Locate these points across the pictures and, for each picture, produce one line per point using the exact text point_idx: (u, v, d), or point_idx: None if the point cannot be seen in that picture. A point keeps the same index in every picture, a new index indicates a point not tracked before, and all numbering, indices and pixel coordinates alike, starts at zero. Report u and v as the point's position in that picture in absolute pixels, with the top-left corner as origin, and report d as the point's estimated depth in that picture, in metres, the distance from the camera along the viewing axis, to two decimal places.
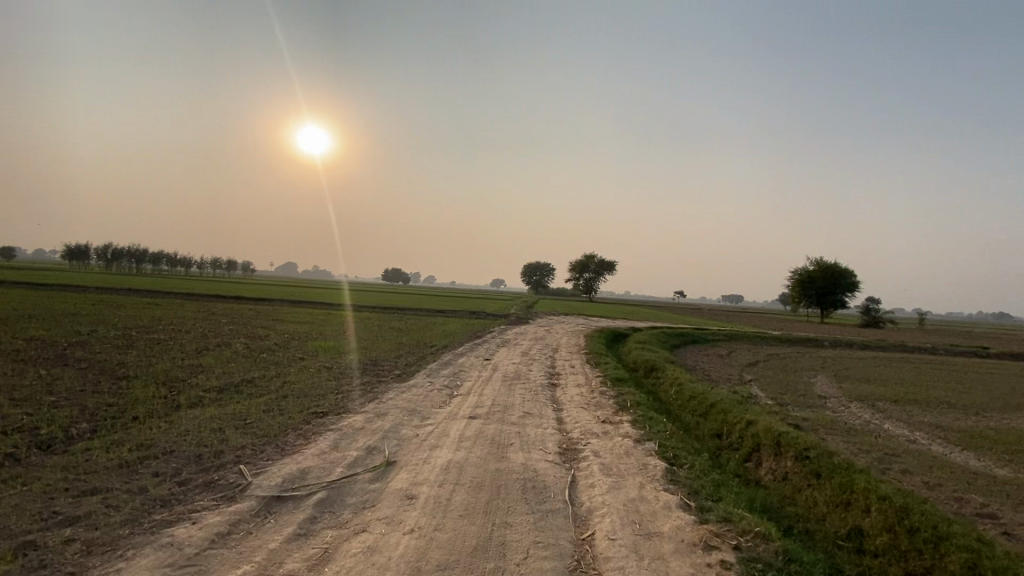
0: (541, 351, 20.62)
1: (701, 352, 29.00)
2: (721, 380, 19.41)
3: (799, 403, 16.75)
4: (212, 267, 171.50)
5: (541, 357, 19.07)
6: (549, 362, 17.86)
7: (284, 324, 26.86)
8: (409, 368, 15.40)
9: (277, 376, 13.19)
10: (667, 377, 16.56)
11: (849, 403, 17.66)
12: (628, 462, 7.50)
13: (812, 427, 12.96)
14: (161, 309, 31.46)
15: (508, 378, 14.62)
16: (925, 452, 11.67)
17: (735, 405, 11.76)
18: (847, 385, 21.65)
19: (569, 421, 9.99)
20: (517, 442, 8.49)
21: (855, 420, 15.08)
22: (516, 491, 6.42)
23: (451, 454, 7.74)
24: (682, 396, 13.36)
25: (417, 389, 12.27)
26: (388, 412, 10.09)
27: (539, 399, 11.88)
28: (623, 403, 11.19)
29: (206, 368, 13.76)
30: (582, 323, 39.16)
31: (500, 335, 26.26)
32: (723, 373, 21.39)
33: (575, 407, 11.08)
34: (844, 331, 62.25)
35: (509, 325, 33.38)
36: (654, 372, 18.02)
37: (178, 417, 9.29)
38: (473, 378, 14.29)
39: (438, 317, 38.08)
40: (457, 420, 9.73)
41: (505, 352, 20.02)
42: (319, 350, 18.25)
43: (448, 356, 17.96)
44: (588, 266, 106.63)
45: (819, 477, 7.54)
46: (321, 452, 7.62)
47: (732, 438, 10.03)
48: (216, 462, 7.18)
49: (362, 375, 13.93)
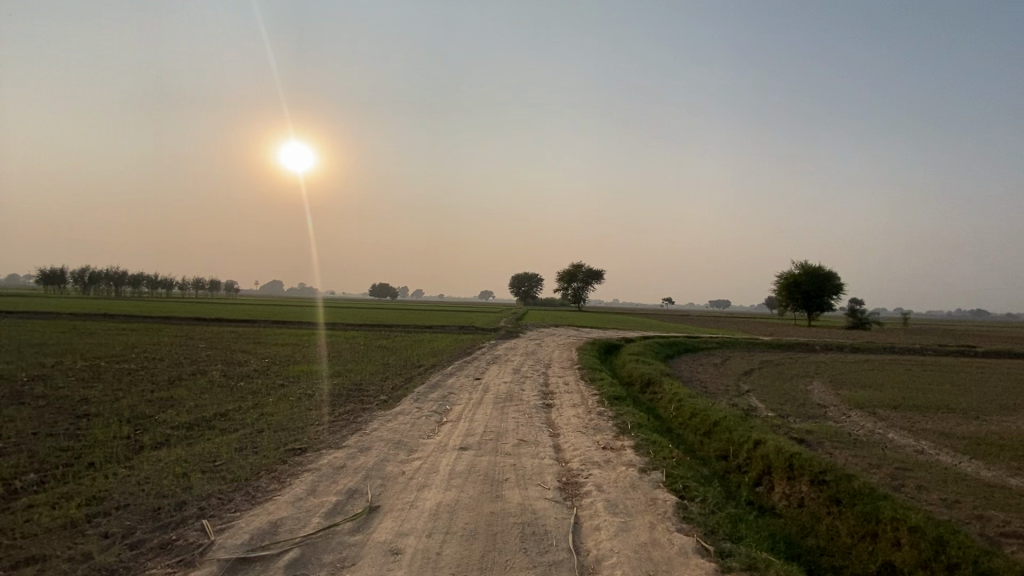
0: (532, 367, 19.97)
1: (694, 361, 28.54)
2: (718, 392, 18.90)
3: (799, 414, 16.28)
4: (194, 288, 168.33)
5: (533, 374, 18.40)
6: (541, 380, 17.20)
7: (265, 347, 25.82)
8: (396, 392, 14.65)
9: (253, 408, 12.34)
10: (665, 392, 15.98)
11: (849, 411, 17.25)
12: (634, 497, 6.88)
13: (818, 441, 12.45)
14: (135, 335, 30.19)
15: (500, 400, 13.93)
16: (936, 464, 11.21)
17: (738, 422, 11.20)
18: (844, 391, 21.29)
19: (567, 448, 9.35)
20: (513, 477, 7.82)
21: (859, 430, 14.64)
22: (514, 540, 5.75)
23: (441, 495, 7.06)
24: (682, 413, 12.79)
25: (404, 417, 11.54)
26: (372, 445, 9.36)
27: (533, 423, 11.21)
28: (622, 425, 10.57)
29: (177, 401, 12.87)
30: (572, 334, 38.60)
31: (490, 351, 25.57)
32: (719, 384, 20.90)
33: (572, 432, 10.44)
34: (831, 334, 62.55)
35: (499, 340, 32.64)
36: (650, 387, 17.43)
37: (139, 462, 8.47)
38: (463, 402, 13.59)
39: (425, 333, 37.22)
40: (447, 452, 9.02)
41: (496, 370, 19.32)
42: (300, 375, 17.38)
43: (436, 377, 17.21)
44: (576, 276, 106.47)
45: (839, 504, 6.98)
46: (296, 499, 6.86)
47: (740, 460, 9.45)
48: (175, 516, 6.39)
49: (345, 403, 13.13)
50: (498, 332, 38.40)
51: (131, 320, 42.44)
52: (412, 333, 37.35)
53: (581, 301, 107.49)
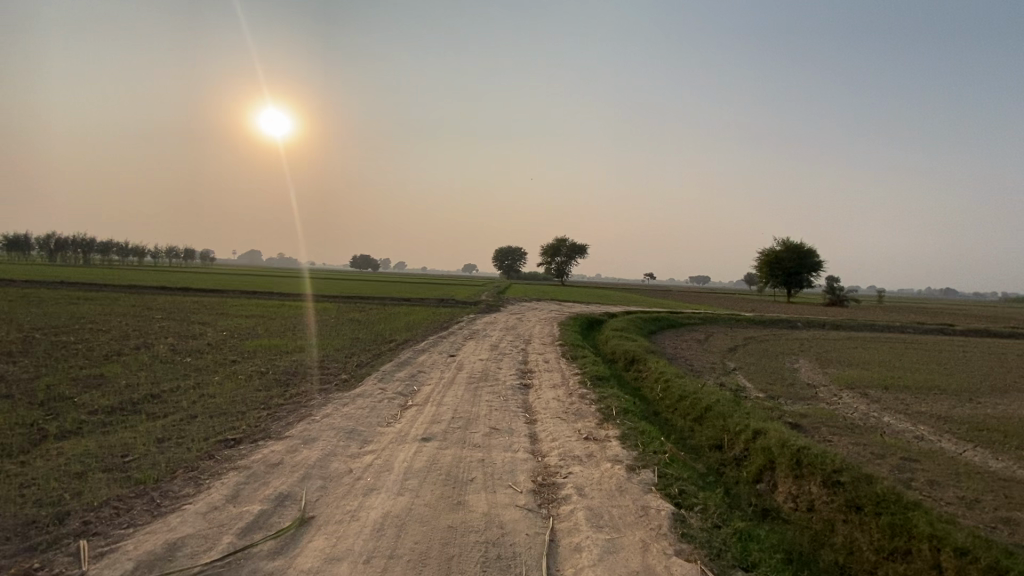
0: (512, 343, 18.82)
1: (678, 337, 27.70)
2: (705, 371, 17.99)
3: (790, 394, 15.48)
4: (167, 256, 163.14)
5: (511, 351, 17.21)
6: (520, 358, 16.04)
7: (227, 319, 24.14)
8: (359, 371, 13.33)
9: (193, 389, 10.94)
10: (651, 371, 14.98)
11: (840, 392, 16.53)
12: (622, 505, 5.76)
13: (813, 427, 11.57)
14: (87, 304, 28.19)
15: (473, 380, 12.74)
16: (940, 453, 10.44)
17: (733, 408, 10.20)
18: (832, 370, 20.67)
19: (545, 439, 8.20)
20: (480, 476, 6.63)
21: (853, 413, 13.87)
22: (474, 568, 4.57)
23: (391, 502, 5.84)
24: (670, 397, 11.78)
25: (364, 400, 10.27)
26: (320, 435, 8.08)
27: (508, 408, 10.05)
28: (607, 412, 9.46)
29: (106, 380, 11.40)
30: (554, 309, 37.54)
31: (468, 326, 24.35)
32: (705, 362, 20.06)
33: (550, 418, 9.29)
34: (812, 310, 62.80)
35: (479, 313, 31.39)
36: (635, 366, 16.41)
37: (31, 457, 7.08)
38: (433, 383, 12.34)
39: (402, 306, 35.77)
40: (406, 444, 7.80)
41: (472, 346, 18.09)
42: (257, 350, 15.92)
43: (406, 353, 15.93)
44: (560, 250, 105.36)
45: (860, 512, 5.98)
46: (210, 510, 5.58)
47: (737, 452, 8.44)
48: (48, 536, 5.08)
49: (300, 383, 11.79)
50: (478, 305, 37.15)
51: (90, 289, 40.07)
52: (389, 306, 35.84)
53: (565, 275, 106.63)
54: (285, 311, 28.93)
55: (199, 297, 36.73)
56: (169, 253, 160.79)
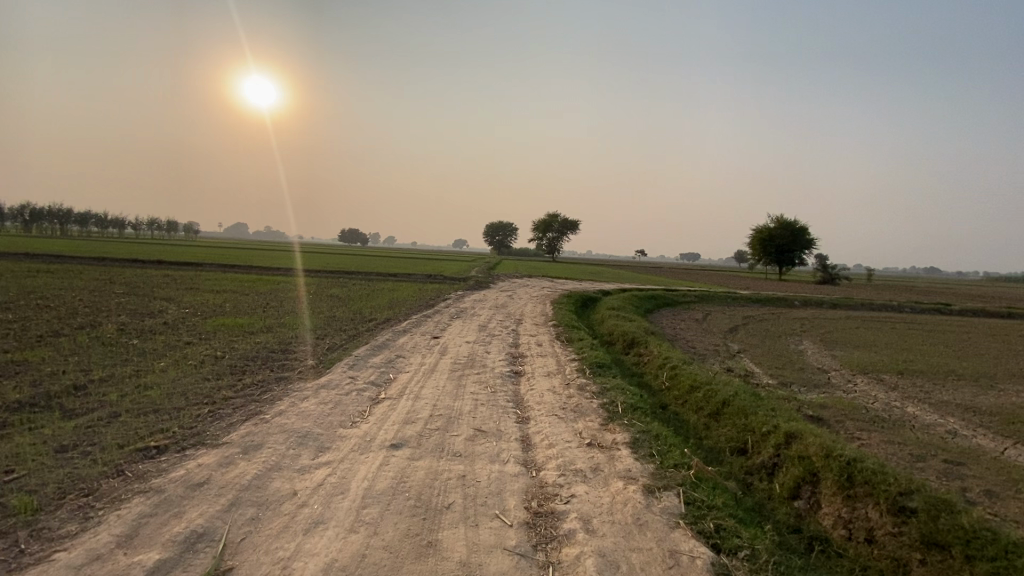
0: (501, 323, 17.39)
1: (675, 317, 26.46)
2: (709, 354, 16.71)
3: (802, 381, 14.30)
4: (148, 228, 158.67)
5: (501, 332, 15.77)
6: (510, 340, 14.61)
7: (193, 294, 22.37)
8: (329, 356, 11.82)
9: (129, 379, 9.40)
10: (653, 356, 13.65)
11: (854, 377, 15.37)
12: (644, 549, 4.40)
13: (837, 421, 10.35)
14: (43, 278, 26.14)
15: (458, 366, 11.29)
16: (981, 451, 9.30)
17: (754, 403, 8.87)
18: (840, 353, 19.54)
19: (540, 445, 6.81)
20: (458, 502, 5.22)
21: (873, 402, 12.72)
22: None
23: (338, 546, 4.43)
24: (679, 388, 10.44)
25: (327, 394, 8.79)
26: (265, 442, 6.61)
27: (496, 403, 8.64)
28: (612, 409, 8.05)
29: (28, 367, 9.79)
30: (545, 286, 36.13)
31: (455, 303, 22.84)
32: (707, 343, 18.82)
33: (546, 418, 7.89)
34: (804, 288, 62.13)
35: (467, 290, 29.81)
36: (635, 351, 15.05)
37: None
38: (412, 370, 10.88)
39: (387, 282, 34.05)
40: (370, 454, 6.37)
41: (458, 326, 16.60)
42: (218, 330, 14.32)
43: (385, 335, 14.43)
44: (552, 227, 103.46)
45: (946, 554, 4.73)
46: (90, 562, 4.13)
47: (766, 458, 7.12)
48: None
49: (258, 371, 10.27)
50: (467, 282, 35.58)
51: (56, 262, 37.77)
52: (372, 282, 34.12)
53: (556, 252, 105.16)
54: (260, 287, 27.13)
55: (171, 270, 34.74)
56: (150, 226, 156.42)
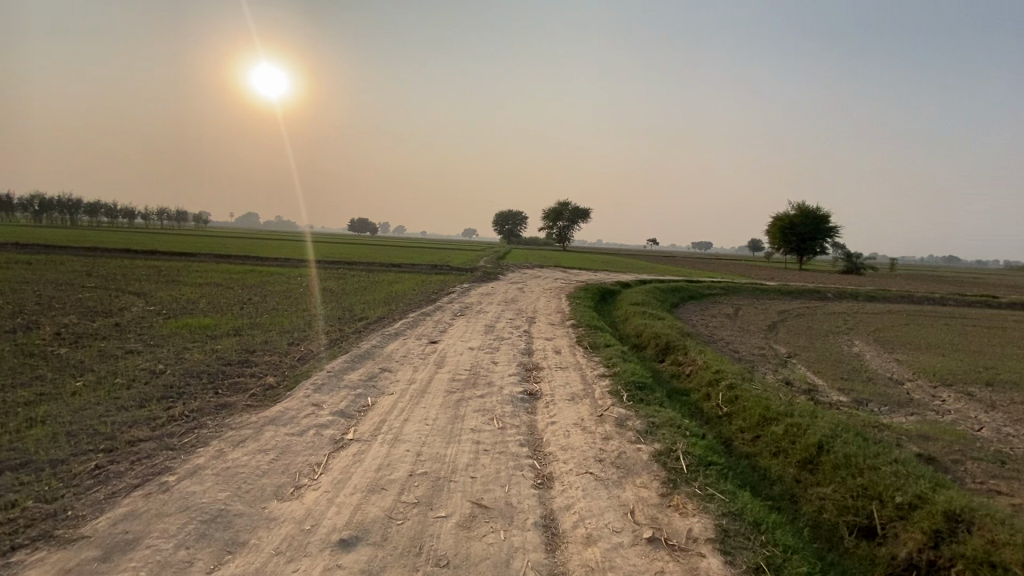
0: (511, 324, 14.94)
1: (704, 312, 23.84)
2: (757, 360, 14.15)
3: (878, 396, 11.74)
4: (157, 218, 158.42)
5: (512, 335, 13.31)
6: (522, 346, 12.14)
7: (169, 288, 20.11)
8: (297, 371, 9.46)
9: (20, 408, 7.13)
10: (697, 367, 11.18)
11: (938, 391, 12.76)
12: None
13: (956, 460, 7.87)
14: (14, 269, 24.04)
15: (457, 385, 8.88)
16: None
17: (862, 449, 6.44)
18: (904, 356, 16.88)
19: (573, 540, 4.39)
20: None
21: (979, 427, 10.13)
22: None
23: None
24: (744, 420, 7.99)
25: (273, 434, 6.41)
26: (145, 536, 4.25)
27: (505, 449, 6.23)
28: (673, 465, 5.63)
29: None
30: (558, 277, 33.59)
31: (460, 298, 20.40)
32: (750, 346, 16.25)
33: (577, 479, 5.47)
34: (830, 279, 58.81)
35: (472, 283, 27.32)
36: (671, 359, 12.57)
37: None
38: (398, 392, 8.46)
39: (387, 273, 31.67)
40: (305, 561, 4.00)
41: (461, 328, 14.18)
42: (175, 334, 12.06)
43: (372, 340, 12.05)
44: (563, 215, 100.48)
45: None
46: None
47: (917, 555, 4.77)
48: None
49: (196, 396, 7.92)
50: (474, 273, 33.09)
51: (43, 251, 35.86)
52: (372, 273, 31.81)
53: (566, 241, 102.41)
54: (248, 279, 24.83)
55: (161, 261, 32.65)
56: (158, 216, 155.91)
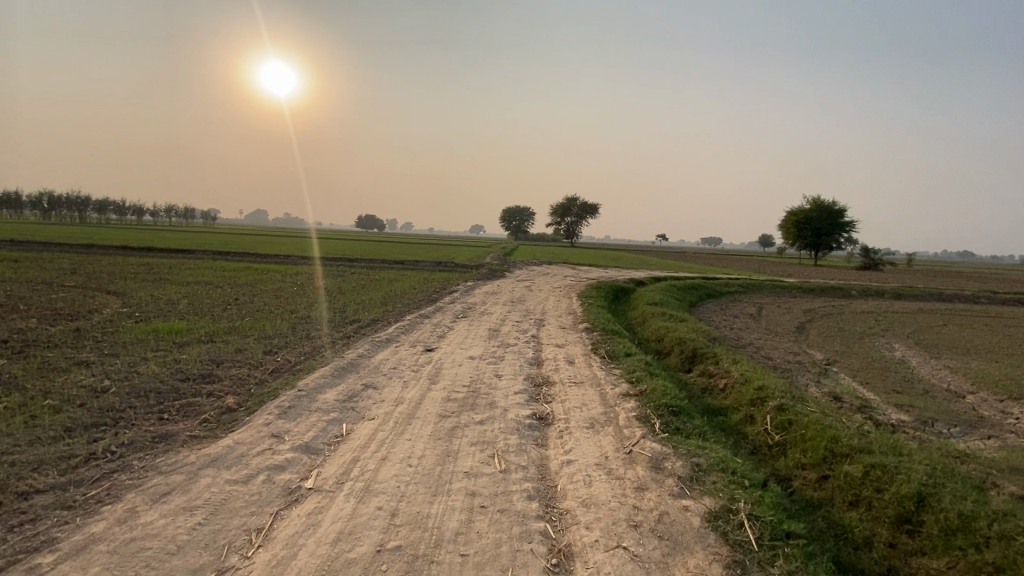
0: (518, 327, 13.45)
1: (726, 312, 22.21)
2: (794, 368, 12.57)
3: (943, 413, 10.14)
4: (165, 215, 158.85)
5: (518, 341, 11.83)
6: (530, 355, 10.65)
7: (152, 288, 18.85)
8: (264, 388, 8.03)
9: None
10: (732, 382, 9.69)
11: (1008, 406, 11.09)
12: None
13: None
14: None
15: (451, 407, 7.41)
16: None
17: (978, 505, 4.97)
18: (954, 363, 15.17)
19: None
20: None
21: None
22: None
23: None
24: (807, 456, 6.50)
25: (209, 484, 4.98)
26: None
27: (507, 505, 4.76)
28: (739, 538, 4.17)
29: None
30: (567, 274, 32.05)
31: (463, 297, 18.94)
32: (782, 352, 14.64)
33: (607, 559, 3.98)
34: (849, 275, 56.69)
35: (478, 280, 25.86)
36: (700, 369, 11.05)
37: None
38: (379, 417, 7.01)
39: (389, 271, 30.28)
40: None
41: (462, 332, 12.71)
42: (140, 341, 10.72)
43: (360, 347, 10.63)
44: (571, 211, 98.82)
45: None
46: None
47: None
48: None
49: (132, 424, 6.51)
50: (479, 270, 31.59)
51: (37, 249, 34.90)
52: (373, 270, 30.46)
53: (574, 238, 100.79)
54: (240, 277, 23.51)
55: (155, 258, 31.50)
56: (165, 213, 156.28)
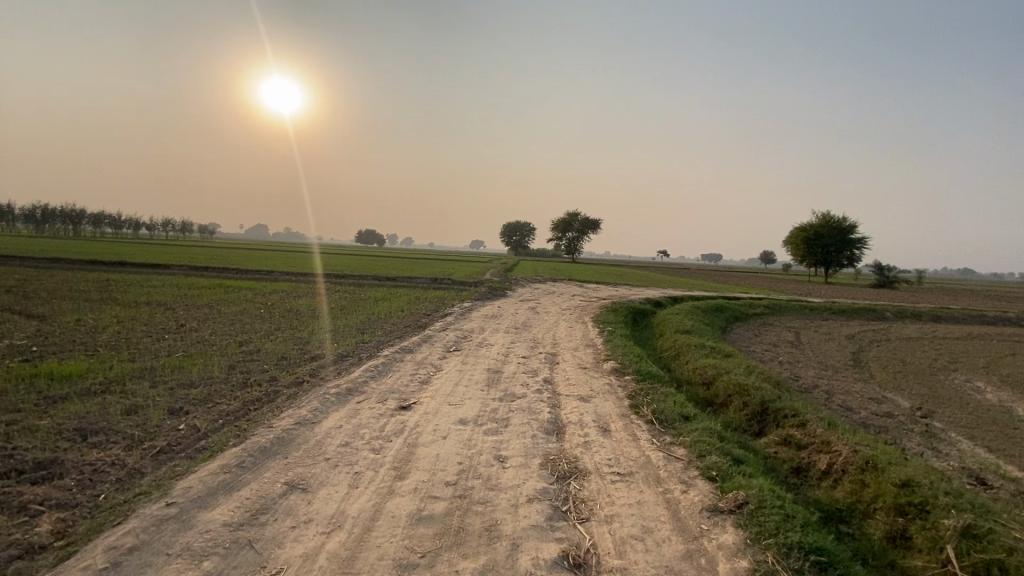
0: (526, 368, 10.39)
1: (763, 340, 19.15)
2: (892, 429, 9.42)
3: None
4: (160, 229, 156.59)
5: (527, 391, 8.74)
6: (544, 417, 7.56)
7: (84, 311, 15.74)
8: (120, 496, 4.93)
9: None
10: (844, 466, 6.64)
11: None
12: None
13: None
14: None
15: (423, 540, 4.32)
16: None
17: None
18: None
19: None
20: None
21: None
22: None
23: None
24: None
25: None
26: None
27: None
28: None
29: None
30: (575, 294, 29.04)
31: (457, 324, 15.85)
32: (859, 398, 11.54)
33: None
34: (867, 294, 53.60)
35: (476, 301, 22.79)
36: (779, 436, 7.95)
37: None
38: (291, 568, 3.93)
39: (377, 289, 27.26)
40: None
41: (452, 375, 9.65)
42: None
43: (306, 405, 7.55)
44: (572, 226, 96.20)
45: None
46: None
47: None
48: None
49: None
50: (477, 288, 28.55)
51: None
52: (360, 288, 27.42)
53: (576, 253, 98.27)
54: (204, 297, 20.46)
55: (120, 273, 28.48)
56: (161, 227, 154.21)
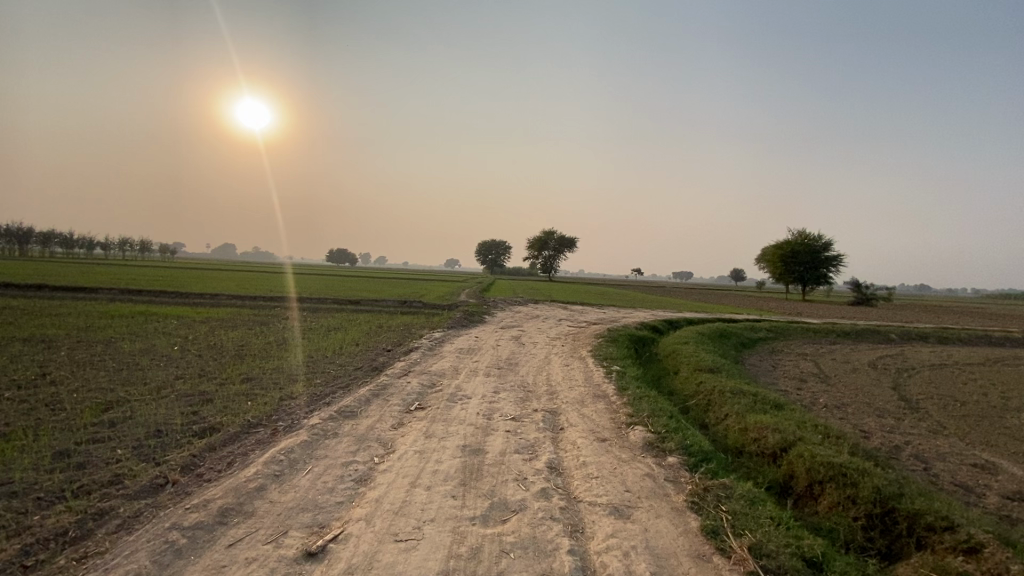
0: (519, 442, 7.06)
1: (787, 374, 16.30)
2: None
3: None
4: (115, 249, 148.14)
5: (527, 499, 5.42)
6: (564, 565, 4.25)
7: None
8: None
9: None
10: None
11: None
12: None
13: None
14: None
15: None
16: None
17: None
18: None
19: None
20: None
21: None
22: None
23: None
24: None
25: None
26: None
27: None
28: None
29: None
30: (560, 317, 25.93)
31: (424, 364, 12.39)
32: (963, 465, 8.62)
33: None
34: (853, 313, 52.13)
35: (449, 329, 19.35)
36: (938, 572, 4.93)
37: None
38: None
39: (334, 315, 23.52)
40: None
41: (407, 463, 6.25)
42: None
43: (124, 563, 4.07)
44: (548, 244, 93.69)
45: None
46: None
47: None
48: None
49: None
50: (450, 313, 25.10)
51: None
52: (313, 314, 23.62)
53: (552, 271, 95.74)
54: (107, 329, 16.42)
55: (24, 299, 23.95)
56: (116, 245, 145.82)
